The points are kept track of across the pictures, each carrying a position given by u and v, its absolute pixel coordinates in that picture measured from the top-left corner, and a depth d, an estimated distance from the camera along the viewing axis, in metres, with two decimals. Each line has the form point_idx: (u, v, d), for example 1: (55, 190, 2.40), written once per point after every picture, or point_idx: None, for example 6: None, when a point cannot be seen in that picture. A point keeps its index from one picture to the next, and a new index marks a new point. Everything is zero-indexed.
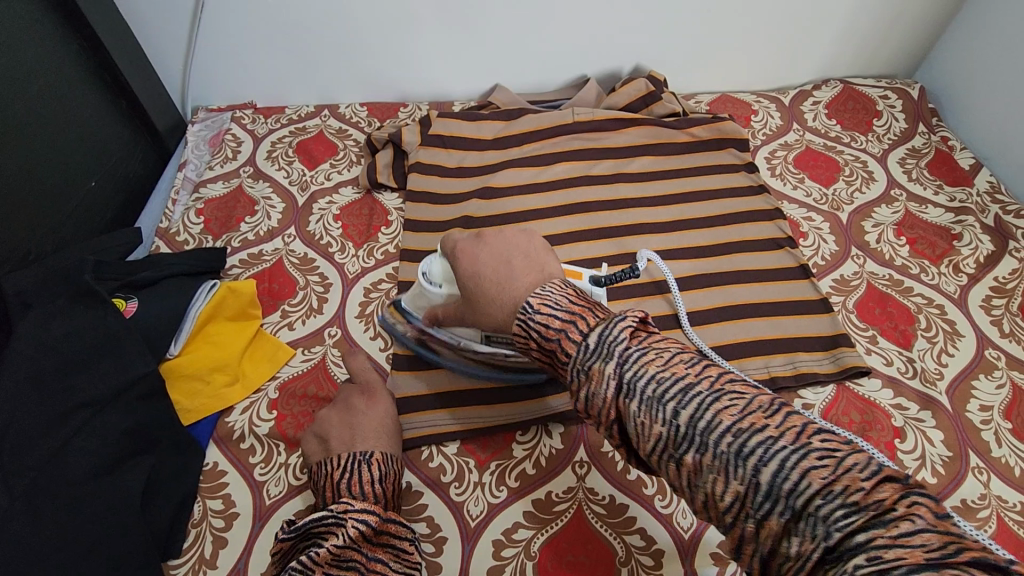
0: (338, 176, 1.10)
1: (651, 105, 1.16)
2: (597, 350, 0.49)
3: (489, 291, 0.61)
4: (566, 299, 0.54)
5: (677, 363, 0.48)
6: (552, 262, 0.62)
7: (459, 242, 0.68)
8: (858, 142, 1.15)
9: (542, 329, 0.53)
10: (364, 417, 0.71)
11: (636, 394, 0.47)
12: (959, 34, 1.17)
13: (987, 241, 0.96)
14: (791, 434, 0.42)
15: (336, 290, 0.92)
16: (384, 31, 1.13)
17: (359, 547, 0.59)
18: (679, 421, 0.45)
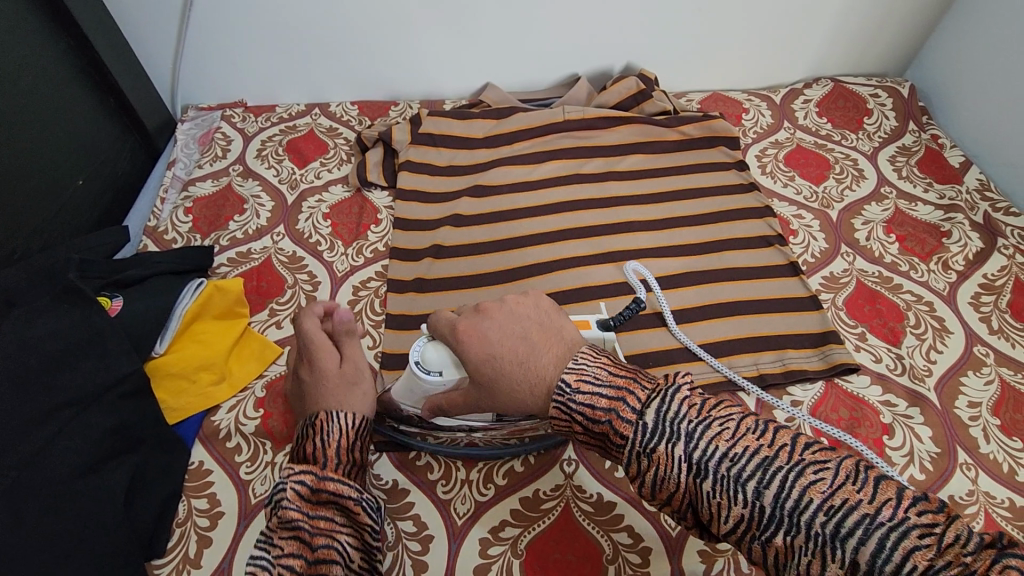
0: (328, 174, 1.10)
1: (642, 103, 1.16)
2: (656, 431, 0.49)
3: (514, 375, 0.58)
4: (604, 369, 0.55)
5: (747, 434, 0.48)
6: (568, 330, 0.62)
7: (457, 319, 0.63)
8: (849, 140, 1.15)
9: (587, 410, 0.53)
10: (322, 382, 0.67)
11: (710, 474, 0.47)
12: (950, 34, 1.18)
13: (976, 238, 0.96)
14: (885, 506, 0.43)
15: (325, 288, 0.92)
16: (375, 29, 1.13)
17: (300, 507, 0.58)
18: (762, 501, 0.45)
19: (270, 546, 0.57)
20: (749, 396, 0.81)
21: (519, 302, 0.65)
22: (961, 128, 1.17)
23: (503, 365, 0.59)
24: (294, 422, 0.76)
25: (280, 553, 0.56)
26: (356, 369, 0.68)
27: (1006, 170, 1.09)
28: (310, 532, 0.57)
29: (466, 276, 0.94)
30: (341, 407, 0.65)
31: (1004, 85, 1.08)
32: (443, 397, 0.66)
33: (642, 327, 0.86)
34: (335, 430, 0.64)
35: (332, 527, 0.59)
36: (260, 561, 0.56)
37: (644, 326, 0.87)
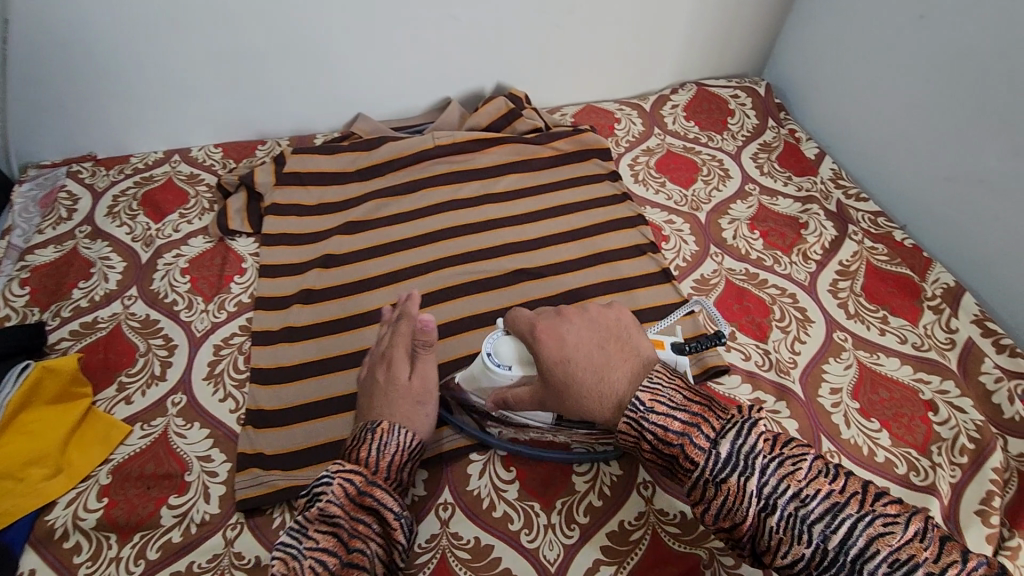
0: (187, 226, 1.03)
1: (513, 122, 1.16)
2: (727, 461, 0.54)
3: (589, 383, 0.62)
4: (680, 394, 0.59)
5: (818, 477, 0.53)
6: (642, 349, 0.64)
7: (535, 320, 0.66)
8: (715, 141, 1.20)
9: (661, 432, 0.57)
10: (391, 389, 0.68)
11: (777, 510, 0.52)
12: (815, 34, 1.19)
13: (830, 227, 1.01)
14: (948, 567, 0.47)
15: (182, 353, 0.85)
16: (223, 62, 1.07)
17: (344, 504, 0.59)
18: (826, 544, 0.50)
19: (303, 537, 0.58)
20: None
21: (600, 310, 0.68)
22: (843, 118, 1.16)
23: (578, 375, 0.62)
24: (145, 508, 0.70)
25: (313, 546, 0.57)
26: (431, 387, 0.69)
27: (888, 166, 1.08)
28: (347, 531, 0.58)
29: (337, 318, 0.89)
30: (398, 418, 0.66)
31: (900, 76, 1.03)
32: (511, 393, 0.66)
33: None
34: (394, 444, 0.64)
35: (369, 536, 0.59)
36: (292, 550, 0.57)
37: None
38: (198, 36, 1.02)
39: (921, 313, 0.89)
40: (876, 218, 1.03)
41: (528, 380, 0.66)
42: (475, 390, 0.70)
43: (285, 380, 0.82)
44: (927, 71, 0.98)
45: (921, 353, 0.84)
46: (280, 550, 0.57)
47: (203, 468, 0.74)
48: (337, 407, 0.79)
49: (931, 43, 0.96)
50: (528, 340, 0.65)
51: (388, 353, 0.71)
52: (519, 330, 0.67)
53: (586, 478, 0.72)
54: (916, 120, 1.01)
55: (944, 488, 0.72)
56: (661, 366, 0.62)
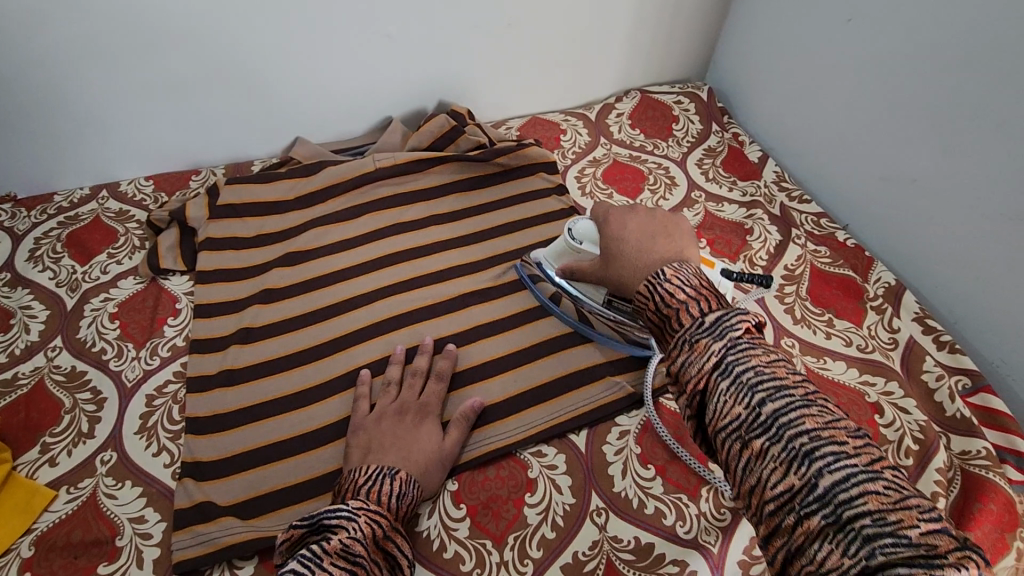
0: (117, 266, 0.98)
1: (456, 141, 1.12)
2: (711, 328, 0.52)
3: (628, 256, 0.69)
4: (699, 280, 0.58)
5: (780, 365, 0.49)
6: (691, 248, 0.67)
7: (611, 209, 0.75)
8: (660, 148, 1.20)
9: (667, 296, 0.57)
10: (417, 440, 0.71)
11: (731, 374, 0.49)
12: (752, 38, 1.20)
13: (774, 232, 1.02)
14: (867, 458, 0.42)
15: (111, 406, 0.81)
16: (148, 91, 1.02)
17: (367, 544, 0.56)
18: (762, 410, 0.47)
19: (318, 567, 0.51)
20: (579, 436, 0.78)
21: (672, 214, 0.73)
22: (783, 119, 1.17)
23: (625, 249, 0.70)
24: None
25: None
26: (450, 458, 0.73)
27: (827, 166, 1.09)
28: (367, 572, 0.53)
29: (277, 357, 0.86)
30: (417, 468, 0.68)
31: (835, 78, 1.04)
32: (576, 264, 0.81)
33: (475, 380, 0.82)
34: (410, 496, 0.65)
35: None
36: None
37: (472, 379, 0.82)
38: (117, 67, 0.97)
39: (864, 314, 0.90)
40: (819, 220, 1.05)
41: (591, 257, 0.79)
42: (554, 259, 0.87)
43: (223, 428, 0.78)
44: (859, 72, 0.99)
45: (866, 355, 0.85)
46: None
47: (135, 530, 0.70)
48: (278, 453, 0.76)
49: (861, 46, 0.97)
50: (600, 221, 0.76)
51: (419, 408, 0.75)
52: (597, 214, 0.78)
53: (538, 510, 0.71)
54: (850, 122, 1.03)
55: None
56: (695, 263, 0.63)
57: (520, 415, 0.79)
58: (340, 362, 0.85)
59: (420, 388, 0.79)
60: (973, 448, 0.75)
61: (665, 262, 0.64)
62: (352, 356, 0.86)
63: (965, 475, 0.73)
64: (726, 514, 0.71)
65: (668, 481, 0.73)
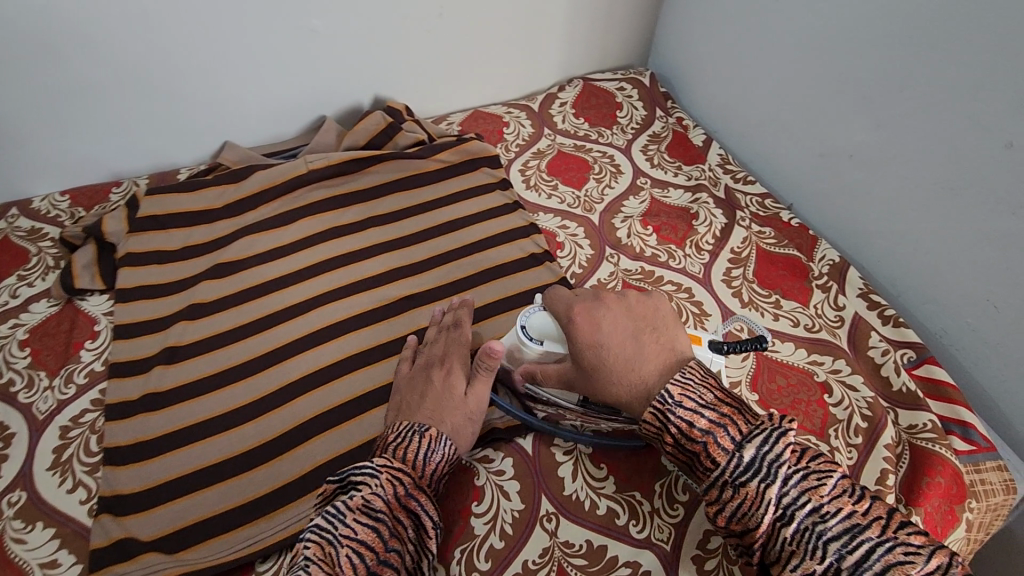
0: (28, 289, 0.91)
1: (393, 138, 1.08)
2: (750, 466, 0.54)
3: (619, 367, 0.64)
4: (711, 394, 0.60)
5: (840, 495, 0.52)
6: (675, 338, 0.66)
7: (573, 303, 0.70)
8: (605, 137, 1.17)
9: (686, 427, 0.58)
10: (444, 396, 0.69)
11: (794, 521, 0.51)
12: (689, 21, 1.19)
13: (719, 216, 1.01)
14: None
15: (21, 442, 0.74)
16: (55, 100, 0.95)
17: (389, 500, 0.58)
18: (842, 564, 0.49)
19: (340, 523, 0.55)
20: (526, 438, 0.75)
21: (640, 299, 0.71)
22: (724, 102, 1.16)
23: (609, 358, 0.65)
24: None
25: (349, 535, 0.55)
26: (480, 410, 0.70)
27: (768, 146, 1.09)
28: (386, 529, 0.56)
29: (206, 376, 0.80)
30: (445, 425, 0.67)
31: (769, 58, 1.03)
32: (537, 367, 0.71)
33: None
34: (440, 453, 0.64)
35: (404, 538, 0.57)
36: (327, 535, 0.55)
37: None
38: (17, 72, 0.90)
39: (810, 294, 0.89)
40: (764, 200, 1.04)
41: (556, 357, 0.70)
42: (506, 359, 0.75)
43: (145, 457, 0.73)
44: (793, 50, 0.98)
45: (813, 335, 0.85)
46: (314, 534, 0.55)
47: None
48: (207, 480, 0.71)
49: (793, 24, 0.97)
50: (564, 321, 0.70)
51: (442, 361, 0.73)
52: (559, 308, 0.71)
53: (486, 519, 0.68)
54: (787, 101, 1.02)
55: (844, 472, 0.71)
56: (693, 363, 0.63)
57: None
58: (273, 377, 0.80)
59: (446, 340, 0.76)
60: (920, 421, 0.74)
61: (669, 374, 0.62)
62: (287, 370, 0.81)
63: (913, 450, 0.72)
64: (678, 509, 0.69)
65: (619, 477, 0.71)
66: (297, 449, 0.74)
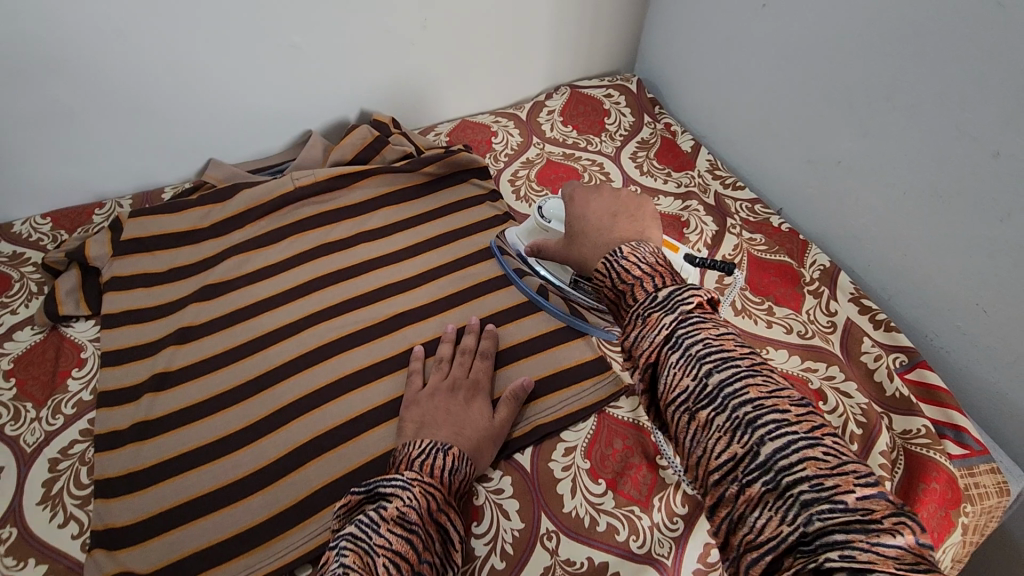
0: (11, 317, 0.89)
1: (381, 151, 1.07)
2: (664, 304, 0.53)
3: (590, 236, 0.69)
4: (656, 259, 0.59)
5: (727, 338, 0.51)
6: (651, 229, 0.67)
7: (576, 189, 0.75)
8: (593, 144, 1.17)
9: (623, 273, 0.58)
10: (469, 418, 0.72)
11: (681, 348, 0.50)
12: (675, 28, 1.19)
13: (710, 223, 1.01)
14: (808, 425, 0.44)
15: (9, 476, 0.73)
16: (29, 122, 0.93)
17: (422, 513, 0.59)
18: (709, 381, 0.48)
19: (375, 534, 0.56)
20: (524, 454, 0.75)
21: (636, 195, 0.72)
22: (711, 108, 1.16)
23: (587, 228, 0.70)
24: None
25: (385, 544, 0.55)
26: (500, 435, 0.73)
27: (755, 151, 1.09)
28: (419, 541, 0.57)
29: (199, 402, 0.79)
30: (467, 444, 0.69)
31: (755, 64, 1.03)
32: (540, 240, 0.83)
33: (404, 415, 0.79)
34: (461, 471, 0.66)
35: (434, 551, 0.59)
36: (363, 544, 0.56)
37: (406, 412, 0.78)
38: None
39: (803, 299, 0.90)
40: (753, 207, 1.05)
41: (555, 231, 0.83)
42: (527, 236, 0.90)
43: (137, 487, 0.72)
44: (778, 56, 0.98)
45: (807, 341, 0.85)
46: (349, 543, 0.56)
47: None
48: (201, 510, 0.70)
49: (778, 32, 0.97)
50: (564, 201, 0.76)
51: (470, 386, 0.76)
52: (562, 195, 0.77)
53: (486, 540, 0.67)
54: (773, 107, 1.03)
55: None
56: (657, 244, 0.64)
57: (562, 392, 0.80)
58: (267, 400, 0.79)
59: (469, 365, 0.80)
60: (913, 426, 0.75)
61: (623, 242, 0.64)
62: (280, 393, 0.80)
63: (908, 456, 0.73)
64: (678, 523, 0.69)
65: (621, 493, 0.71)
66: (293, 474, 0.74)
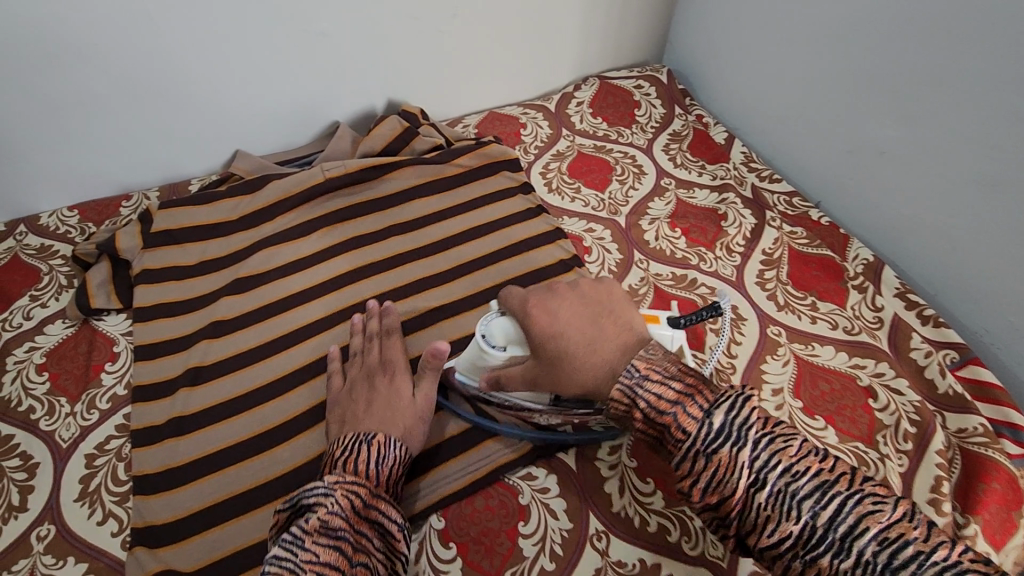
0: (41, 310, 0.88)
1: (410, 143, 1.06)
2: (721, 433, 0.50)
3: (580, 353, 0.62)
4: (674, 366, 0.56)
5: (809, 455, 0.48)
6: (635, 322, 0.64)
7: (528, 297, 0.69)
8: (625, 136, 1.15)
9: (655, 400, 0.54)
10: (390, 403, 0.68)
11: (767, 486, 0.47)
12: (706, 15, 1.16)
13: (748, 216, 0.99)
14: (941, 549, 0.43)
15: (46, 472, 0.72)
16: (53, 111, 0.91)
17: (349, 515, 0.55)
18: (817, 522, 0.45)
19: (301, 549, 0.52)
20: (569, 454, 0.73)
21: (594, 288, 0.69)
22: (744, 100, 1.14)
23: (571, 346, 0.62)
24: None
25: (311, 558, 0.51)
26: (428, 408, 0.70)
27: (792, 142, 1.07)
28: (349, 545, 0.53)
29: (235, 398, 0.78)
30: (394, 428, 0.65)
31: (791, 53, 1.01)
32: (502, 372, 0.68)
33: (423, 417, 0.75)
34: (391, 457, 0.62)
35: (371, 548, 0.55)
36: (288, 564, 0.51)
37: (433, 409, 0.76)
38: (3, 79, 0.85)
39: (847, 294, 0.88)
40: (792, 199, 1.02)
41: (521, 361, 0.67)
42: (473, 370, 0.72)
43: (175, 484, 0.70)
44: (818, 45, 0.96)
45: (853, 337, 0.83)
46: (274, 564, 0.52)
47: None
48: (241, 507, 0.69)
49: (818, 18, 0.94)
50: (521, 313, 0.68)
51: (384, 370, 0.73)
52: (516, 307, 0.69)
53: (534, 540, 0.66)
54: (812, 97, 1.00)
55: (895, 480, 0.70)
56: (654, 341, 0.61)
57: None
58: (302, 396, 0.78)
59: (380, 348, 0.76)
60: (969, 425, 0.73)
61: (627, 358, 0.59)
62: (315, 389, 0.78)
63: (964, 455, 0.71)
64: None
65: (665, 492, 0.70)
66: None
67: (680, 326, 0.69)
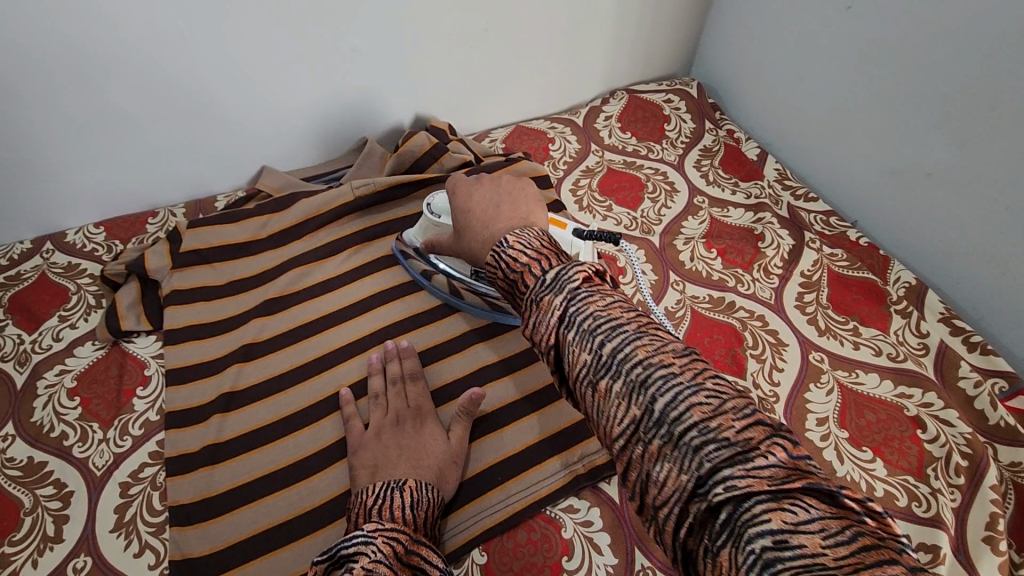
0: (71, 331, 0.87)
1: (439, 159, 1.03)
2: (554, 284, 0.49)
3: (476, 226, 0.63)
4: (539, 241, 0.54)
5: (615, 305, 0.47)
6: (537, 212, 0.62)
7: (459, 181, 0.70)
8: (655, 152, 1.13)
9: (510, 264, 0.52)
10: (421, 450, 0.69)
11: (574, 325, 0.47)
12: (739, 30, 1.14)
13: (786, 237, 0.97)
14: (691, 373, 0.43)
15: (80, 502, 0.71)
16: (82, 128, 0.90)
17: (393, 560, 0.53)
18: (604, 353, 0.45)
19: None
20: (612, 486, 0.72)
21: (515, 182, 0.67)
22: (779, 115, 1.12)
23: (472, 219, 0.64)
24: None
25: None
26: (461, 456, 0.71)
27: (829, 159, 1.05)
28: None
29: (269, 425, 0.76)
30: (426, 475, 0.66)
31: (830, 70, 0.99)
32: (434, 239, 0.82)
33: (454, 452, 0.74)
34: (424, 500, 0.63)
35: None
36: None
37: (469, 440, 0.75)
38: (33, 96, 0.84)
39: (890, 320, 0.86)
40: (829, 219, 1.00)
41: (443, 230, 0.81)
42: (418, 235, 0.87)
43: (211, 516, 0.69)
44: (859, 62, 0.94)
45: (898, 364, 0.81)
46: None
47: None
48: (280, 540, 0.68)
49: (859, 34, 0.92)
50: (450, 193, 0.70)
51: (412, 415, 0.74)
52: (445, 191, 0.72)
53: None
54: (851, 114, 0.98)
55: (949, 517, 0.68)
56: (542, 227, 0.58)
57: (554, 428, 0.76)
58: (337, 423, 0.77)
59: (405, 394, 0.77)
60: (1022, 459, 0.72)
61: (509, 229, 0.58)
62: None
63: (1017, 490, 0.71)
64: None
65: None
66: None
67: (583, 236, 0.75)
